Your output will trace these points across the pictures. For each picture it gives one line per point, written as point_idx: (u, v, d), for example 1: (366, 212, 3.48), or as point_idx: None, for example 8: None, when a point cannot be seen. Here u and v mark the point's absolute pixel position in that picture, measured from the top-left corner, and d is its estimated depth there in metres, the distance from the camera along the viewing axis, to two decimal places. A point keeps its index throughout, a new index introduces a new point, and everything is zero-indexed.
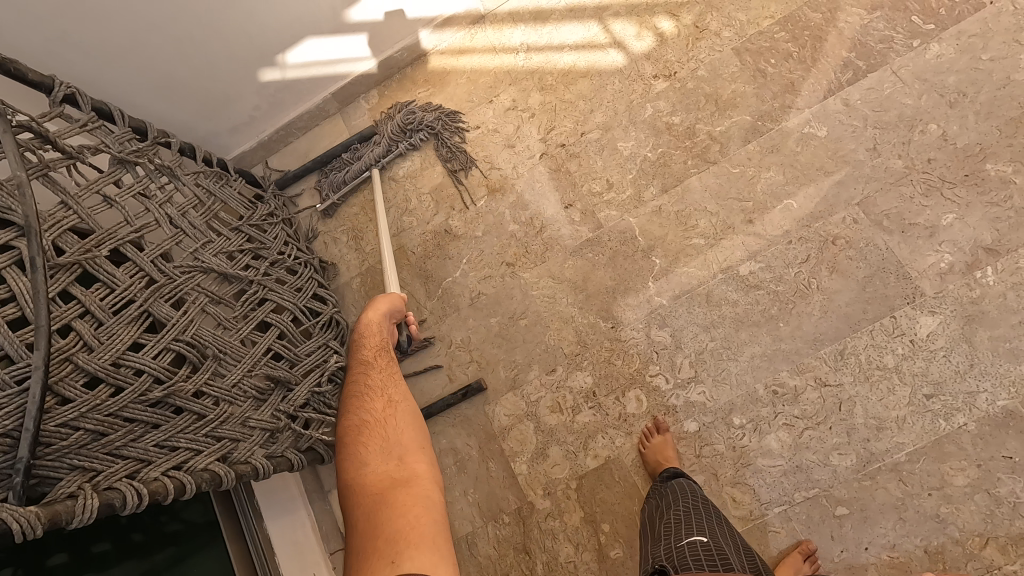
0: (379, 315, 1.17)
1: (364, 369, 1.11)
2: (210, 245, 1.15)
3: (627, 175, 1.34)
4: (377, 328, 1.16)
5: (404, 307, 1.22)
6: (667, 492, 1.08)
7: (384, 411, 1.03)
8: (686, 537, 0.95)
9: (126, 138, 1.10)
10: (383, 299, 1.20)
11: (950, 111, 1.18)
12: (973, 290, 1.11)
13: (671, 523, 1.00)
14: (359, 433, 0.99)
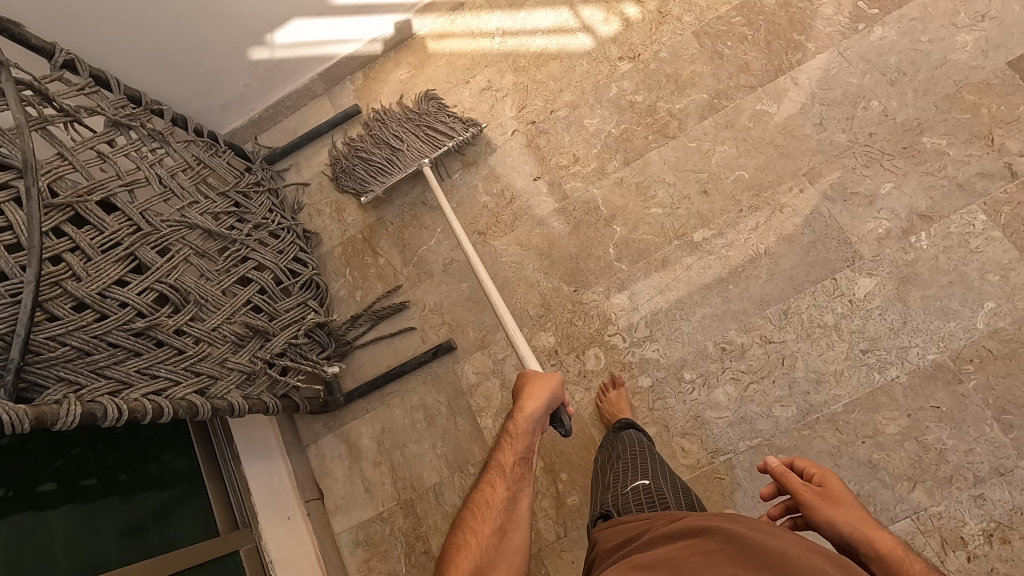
0: (536, 407, 0.95)
1: (489, 477, 0.90)
2: (196, 205, 1.23)
3: (592, 150, 1.42)
4: (529, 428, 0.94)
5: (561, 393, 1.00)
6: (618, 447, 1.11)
7: (490, 536, 0.83)
8: (631, 484, 0.96)
9: (121, 104, 1.20)
10: (538, 384, 0.98)
11: (890, 88, 1.26)
12: (908, 253, 1.18)
13: (620, 473, 1.02)
14: (456, 547, 0.82)
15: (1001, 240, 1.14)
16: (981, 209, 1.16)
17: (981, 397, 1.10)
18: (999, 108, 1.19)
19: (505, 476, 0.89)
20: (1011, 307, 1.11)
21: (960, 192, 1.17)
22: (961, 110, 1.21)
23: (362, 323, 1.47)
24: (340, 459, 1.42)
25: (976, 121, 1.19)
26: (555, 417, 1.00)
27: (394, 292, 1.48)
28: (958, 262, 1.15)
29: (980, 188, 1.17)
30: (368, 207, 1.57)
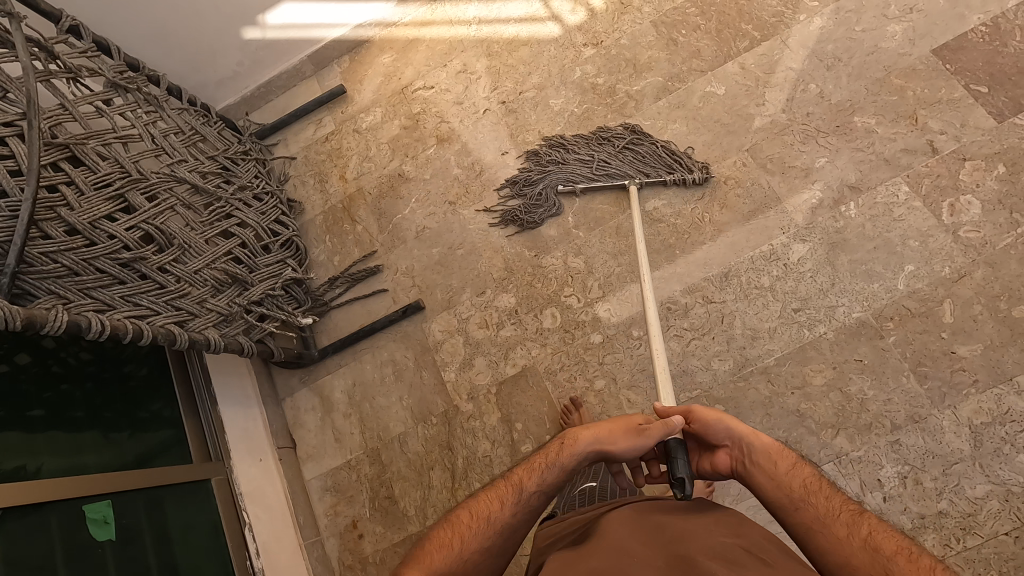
0: (591, 442, 0.86)
1: (515, 476, 0.87)
2: (186, 164, 1.34)
3: (556, 128, 1.53)
4: (574, 459, 0.86)
5: (656, 440, 0.86)
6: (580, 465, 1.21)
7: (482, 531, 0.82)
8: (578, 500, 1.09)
9: (120, 68, 1.31)
10: (617, 423, 0.88)
11: (827, 73, 1.37)
12: (838, 221, 1.27)
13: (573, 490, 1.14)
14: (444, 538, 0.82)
15: (921, 209, 1.23)
16: (905, 181, 1.26)
17: (900, 351, 1.17)
18: (924, 91, 1.29)
19: (516, 499, 0.84)
20: (929, 269, 1.20)
21: (887, 166, 1.27)
22: (889, 93, 1.31)
23: (339, 286, 1.57)
24: (313, 411, 1.51)
25: (902, 102, 1.30)
26: (616, 459, 0.86)
27: (370, 257, 1.58)
28: (883, 229, 1.24)
29: (904, 162, 1.27)
30: (349, 179, 1.67)
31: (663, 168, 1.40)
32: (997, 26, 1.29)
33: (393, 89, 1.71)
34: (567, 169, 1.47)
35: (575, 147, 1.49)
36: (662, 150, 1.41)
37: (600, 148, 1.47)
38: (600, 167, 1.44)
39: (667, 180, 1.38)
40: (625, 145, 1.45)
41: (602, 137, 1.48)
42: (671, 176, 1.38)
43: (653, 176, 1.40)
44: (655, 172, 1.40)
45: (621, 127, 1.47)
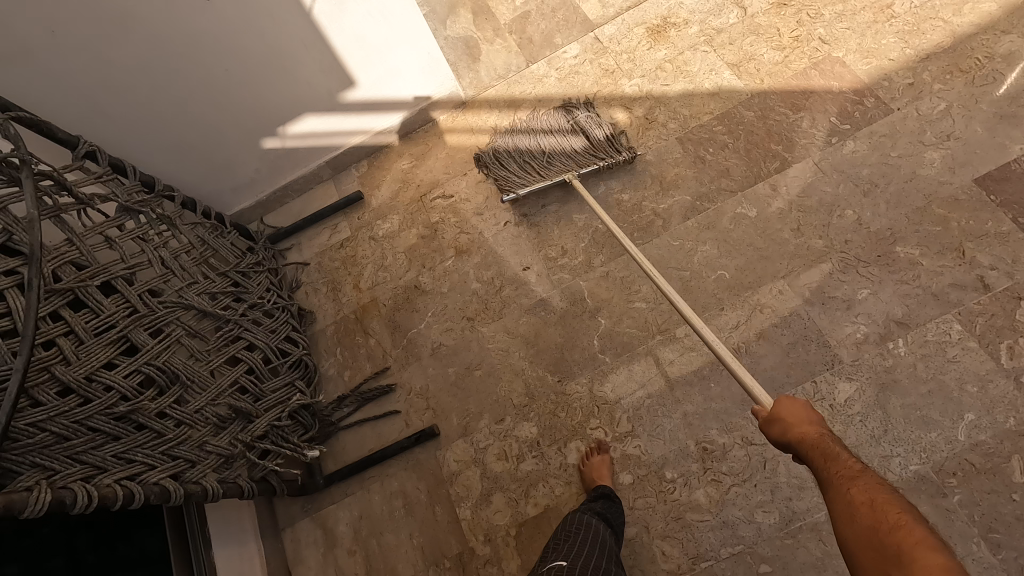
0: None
1: None
2: (194, 286, 1.28)
3: (580, 244, 1.48)
4: None
5: None
6: (574, 520, 1.10)
7: None
8: (548, 564, 1.01)
9: (134, 189, 1.28)
10: None
11: (863, 199, 1.32)
12: (886, 359, 1.19)
13: (550, 550, 1.05)
14: None
15: (977, 350, 1.15)
16: (956, 318, 1.18)
17: (967, 513, 1.07)
18: (969, 223, 1.24)
19: None
20: (992, 419, 1.11)
21: (935, 301, 1.20)
22: (932, 223, 1.26)
23: (349, 404, 1.48)
24: (316, 547, 1.38)
25: (946, 233, 1.24)
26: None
27: (382, 374, 1.49)
28: (936, 371, 1.16)
29: (954, 299, 1.19)
30: (363, 288, 1.61)
31: (593, 158, 1.53)
32: None
33: (411, 196, 1.68)
34: (520, 156, 1.59)
35: (526, 129, 1.62)
36: (596, 135, 1.54)
37: (547, 130, 1.60)
38: (555, 148, 1.57)
39: (599, 165, 1.50)
40: (572, 129, 1.58)
41: (556, 118, 1.60)
42: (602, 159, 1.51)
43: (586, 159, 1.52)
44: (588, 159, 1.52)
45: (566, 107, 1.61)
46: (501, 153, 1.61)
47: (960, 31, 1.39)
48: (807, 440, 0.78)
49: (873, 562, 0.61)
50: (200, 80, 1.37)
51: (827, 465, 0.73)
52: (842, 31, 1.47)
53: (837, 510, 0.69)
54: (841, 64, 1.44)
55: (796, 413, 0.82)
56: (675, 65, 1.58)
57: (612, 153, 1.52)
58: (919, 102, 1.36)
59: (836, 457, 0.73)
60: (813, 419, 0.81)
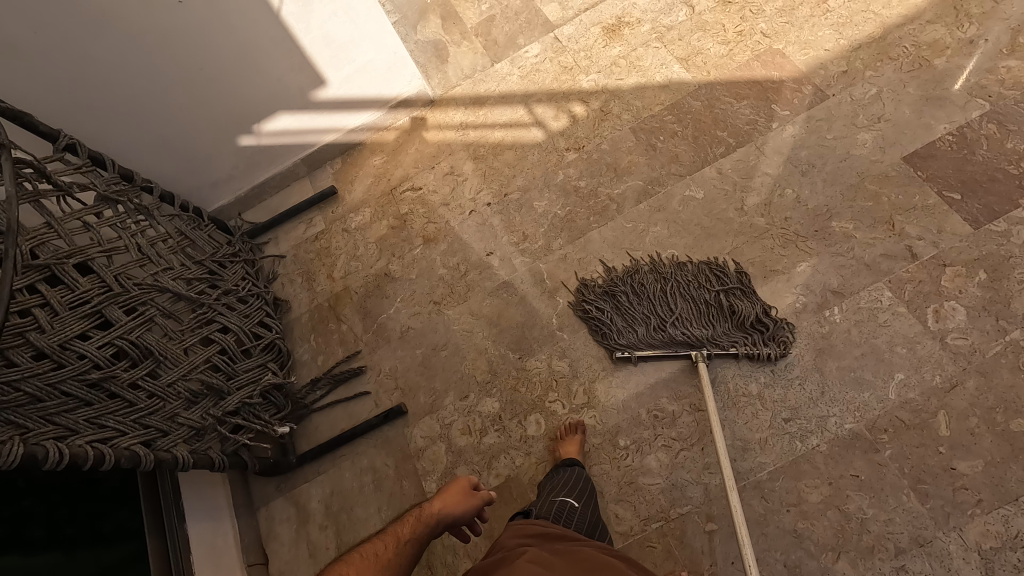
0: (440, 512, 1.11)
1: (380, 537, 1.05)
2: (170, 271, 1.35)
3: (540, 229, 1.55)
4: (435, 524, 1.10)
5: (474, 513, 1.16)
6: (569, 468, 1.22)
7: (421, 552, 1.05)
8: (559, 496, 1.14)
9: (113, 181, 1.35)
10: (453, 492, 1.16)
11: (802, 178, 1.40)
12: (823, 326, 1.26)
13: (551, 488, 1.19)
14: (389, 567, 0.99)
15: (906, 315, 1.22)
16: (887, 286, 1.25)
17: (898, 466, 1.12)
18: (898, 197, 1.32)
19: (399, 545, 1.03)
20: (920, 377, 1.17)
21: (867, 271, 1.28)
22: (864, 198, 1.34)
23: (322, 386, 1.54)
24: (289, 523, 1.43)
25: (878, 207, 1.32)
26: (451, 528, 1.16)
27: (353, 357, 1.56)
28: (868, 335, 1.23)
29: (884, 268, 1.27)
30: (336, 277, 1.68)
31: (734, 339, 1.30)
32: (963, 135, 1.33)
33: (382, 190, 1.75)
34: (641, 297, 1.40)
35: (676, 280, 1.39)
36: (749, 313, 1.30)
37: (701, 288, 1.36)
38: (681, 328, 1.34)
39: (738, 354, 1.27)
40: (716, 305, 1.34)
41: (704, 274, 1.38)
42: (744, 350, 1.27)
43: (722, 346, 1.29)
44: (726, 343, 1.29)
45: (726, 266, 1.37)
46: (621, 293, 1.41)
47: (889, 22, 1.48)
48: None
49: None
50: (176, 78, 1.44)
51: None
52: (782, 26, 1.57)
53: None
54: (781, 56, 1.54)
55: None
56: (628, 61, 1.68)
57: (769, 345, 1.26)
58: (852, 88, 1.44)
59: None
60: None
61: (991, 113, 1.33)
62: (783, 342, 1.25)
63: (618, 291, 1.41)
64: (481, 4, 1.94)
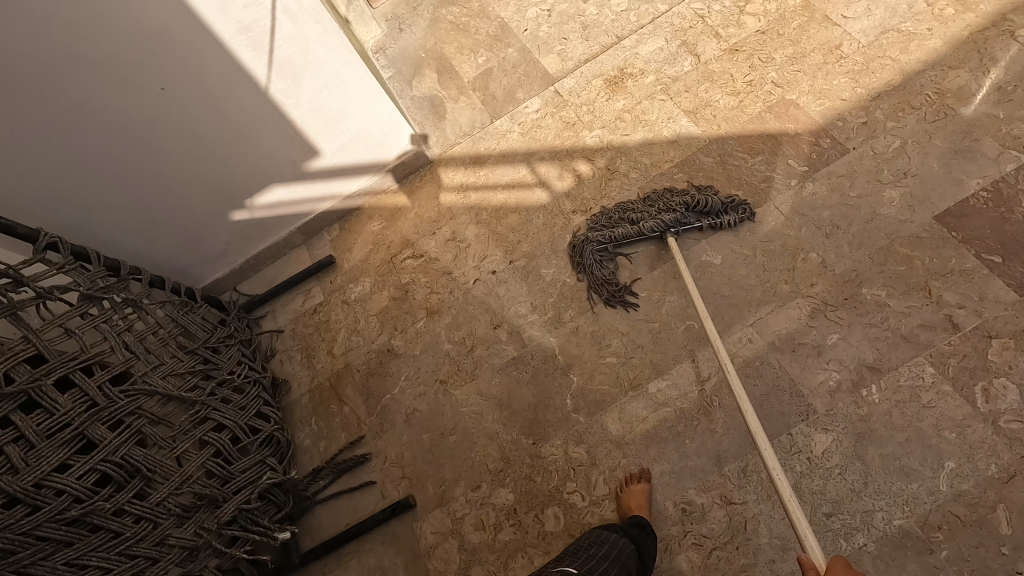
0: None
1: None
2: (160, 368, 1.28)
3: (549, 299, 1.47)
4: None
5: None
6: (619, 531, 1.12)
7: None
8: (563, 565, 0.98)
9: (99, 275, 1.28)
10: None
11: (826, 241, 1.31)
12: (861, 407, 1.16)
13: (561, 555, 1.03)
14: None
15: (951, 394, 1.12)
16: (928, 361, 1.16)
17: (956, 571, 1.01)
18: (933, 261, 1.22)
19: None
20: (972, 466, 1.07)
21: (905, 344, 1.18)
22: (896, 262, 1.25)
23: (325, 476, 1.46)
24: None
25: (911, 272, 1.23)
26: None
27: (357, 442, 1.47)
28: (912, 418, 1.13)
29: (924, 340, 1.17)
30: (337, 354, 1.60)
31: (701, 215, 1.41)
32: (999, 190, 1.24)
33: (382, 258, 1.68)
34: (613, 214, 1.47)
35: (638, 209, 1.46)
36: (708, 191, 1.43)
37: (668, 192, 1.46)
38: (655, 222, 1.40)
39: (703, 224, 1.38)
40: (682, 194, 1.45)
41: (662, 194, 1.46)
42: (707, 220, 1.39)
43: (688, 219, 1.39)
44: (691, 218, 1.39)
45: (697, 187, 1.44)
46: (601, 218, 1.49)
47: (909, 68, 1.40)
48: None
49: None
50: (161, 164, 1.35)
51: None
52: (794, 74, 1.49)
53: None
54: (795, 106, 1.46)
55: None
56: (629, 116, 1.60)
57: (729, 214, 1.38)
58: (874, 141, 1.36)
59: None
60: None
61: None
62: (742, 209, 1.38)
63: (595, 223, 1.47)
64: (478, 57, 1.88)
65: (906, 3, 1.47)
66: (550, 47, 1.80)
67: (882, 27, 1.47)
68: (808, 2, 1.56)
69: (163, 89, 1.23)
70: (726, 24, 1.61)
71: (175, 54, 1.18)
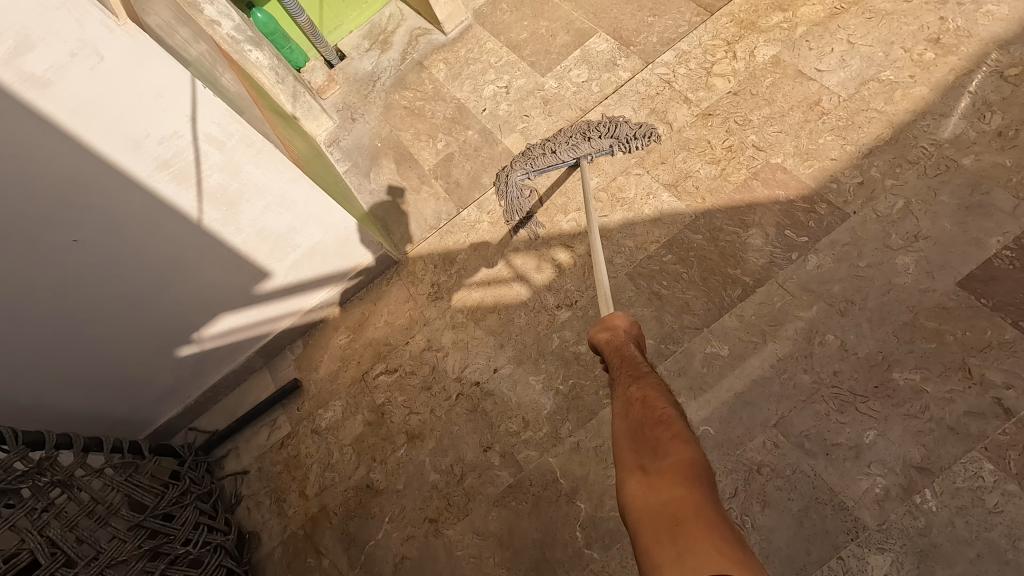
0: None
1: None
2: (96, 561, 1.09)
3: (541, 411, 1.30)
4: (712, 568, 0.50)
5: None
6: None
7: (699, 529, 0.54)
8: None
9: (15, 459, 1.08)
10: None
11: (842, 320, 1.17)
12: (917, 519, 1.00)
13: None
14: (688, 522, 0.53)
15: (1020, 495, 0.97)
16: (984, 456, 1.01)
17: None
18: (966, 335, 1.09)
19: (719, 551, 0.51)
20: None
21: (954, 437, 1.03)
22: (926, 339, 1.11)
23: None
24: None
25: (945, 350, 1.09)
26: None
27: None
28: (980, 528, 0.97)
29: (975, 431, 1.02)
30: (310, 495, 1.41)
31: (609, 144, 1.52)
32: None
33: (352, 376, 1.50)
34: (536, 146, 1.59)
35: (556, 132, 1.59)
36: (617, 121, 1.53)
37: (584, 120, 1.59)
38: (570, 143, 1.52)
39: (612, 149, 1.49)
40: (596, 122, 1.54)
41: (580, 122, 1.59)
42: (616, 144, 1.49)
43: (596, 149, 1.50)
44: (602, 143, 1.50)
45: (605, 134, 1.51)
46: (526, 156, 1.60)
47: (898, 120, 1.30)
48: (617, 352, 0.88)
49: (631, 441, 0.67)
50: (85, 313, 1.19)
51: (624, 371, 0.82)
52: (775, 135, 1.39)
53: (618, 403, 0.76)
54: (782, 170, 1.35)
55: (617, 330, 0.94)
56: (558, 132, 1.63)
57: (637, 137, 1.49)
58: (875, 203, 1.24)
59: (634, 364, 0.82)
60: (630, 336, 0.93)
61: None
62: (649, 131, 1.48)
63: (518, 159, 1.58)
64: (437, 142, 1.77)
65: (881, 50, 1.39)
66: (511, 126, 1.70)
67: (862, 78, 1.38)
68: (778, 57, 1.47)
69: (76, 240, 1.07)
70: (695, 87, 1.52)
71: (85, 205, 1.03)
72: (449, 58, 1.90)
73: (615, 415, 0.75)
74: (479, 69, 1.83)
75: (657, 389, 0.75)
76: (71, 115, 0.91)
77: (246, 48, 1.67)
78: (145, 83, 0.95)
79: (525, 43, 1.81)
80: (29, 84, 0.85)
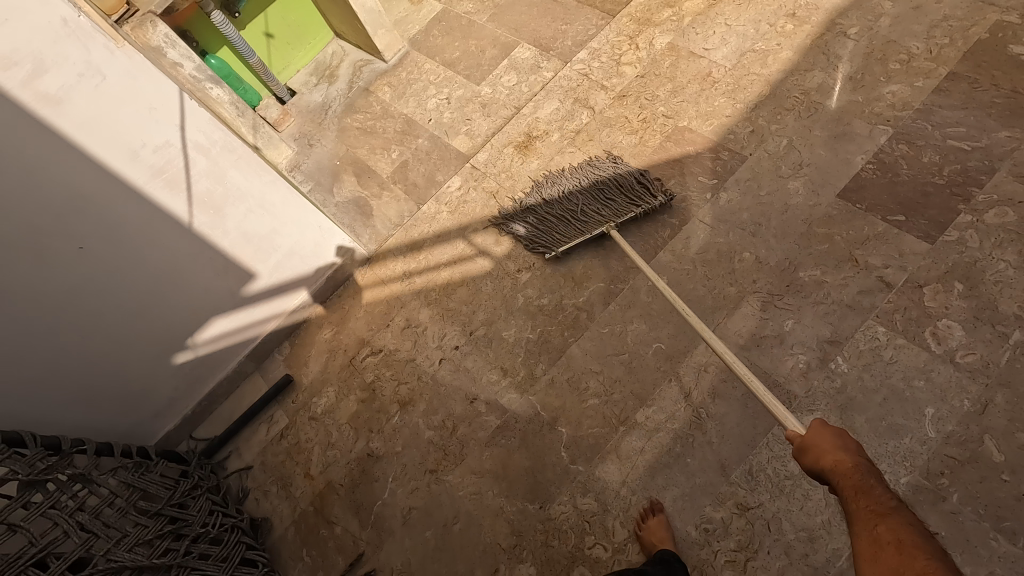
0: None
1: None
2: (124, 540, 1.17)
3: (517, 359, 1.47)
4: None
5: None
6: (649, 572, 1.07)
7: None
8: None
9: (37, 458, 1.16)
10: None
11: (754, 239, 1.40)
12: (835, 380, 1.21)
13: None
14: None
15: (908, 345, 1.20)
16: (878, 322, 1.23)
17: (972, 510, 1.04)
18: (849, 233, 1.34)
19: None
20: (949, 407, 1.12)
21: (853, 312, 1.26)
22: (820, 242, 1.35)
23: None
24: None
25: (835, 248, 1.33)
26: None
27: (358, 562, 1.36)
28: (882, 377, 1.18)
29: (867, 304, 1.26)
30: (315, 474, 1.51)
31: (630, 204, 1.53)
32: (881, 161, 1.39)
33: (341, 363, 1.63)
34: (553, 209, 1.59)
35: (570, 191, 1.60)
36: (629, 180, 1.55)
37: (594, 180, 1.59)
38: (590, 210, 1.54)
39: (639, 211, 1.48)
40: (605, 181, 1.58)
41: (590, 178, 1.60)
42: (637, 205, 1.51)
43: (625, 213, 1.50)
44: (625, 209, 1.51)
45: (596, 159, 1.63)
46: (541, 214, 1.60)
47: (773, 79, 1.59)
48: (838, 468, 0.73)
49: None
50: (90, 322, 1.29)
51: (856, 499, 0.69)
52: (679, 105, 1.65)
53: (858, 541, 0.65)
54: (689, 131, 1.60)
55: (825, 440, 0.77)
56: (566, 174, 1.64)
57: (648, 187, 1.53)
58: (765, 145, 1.50)
59: (870, 491, 0.68)
60: (848, 446, 0.76)
61: (896, 135, 1.40)
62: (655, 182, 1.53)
63: (537, 224, 1.58)
64: (392, 153, 1.96)
65: (752, 28, 1.69)
66: (456, 129, 1.91)
67: (741, 51, 1.66)
68: (672, 44, 1.75)
69: (82, 248, 1.19)
70: (609, 76, 1.78)
71: (90, 212, 1.16)
72: (392, 81, 2.12)
73: (857, 553, 0.65)
74: (421, 87, 2.05)
75: (908, 526, 0.63)
76: (78, 129, 1.08)
77: (207, 86, 1.79)
78: (139, 98, 1.14)
79: (459, 60, 2.05)
80: (44, 101, 1.02)
